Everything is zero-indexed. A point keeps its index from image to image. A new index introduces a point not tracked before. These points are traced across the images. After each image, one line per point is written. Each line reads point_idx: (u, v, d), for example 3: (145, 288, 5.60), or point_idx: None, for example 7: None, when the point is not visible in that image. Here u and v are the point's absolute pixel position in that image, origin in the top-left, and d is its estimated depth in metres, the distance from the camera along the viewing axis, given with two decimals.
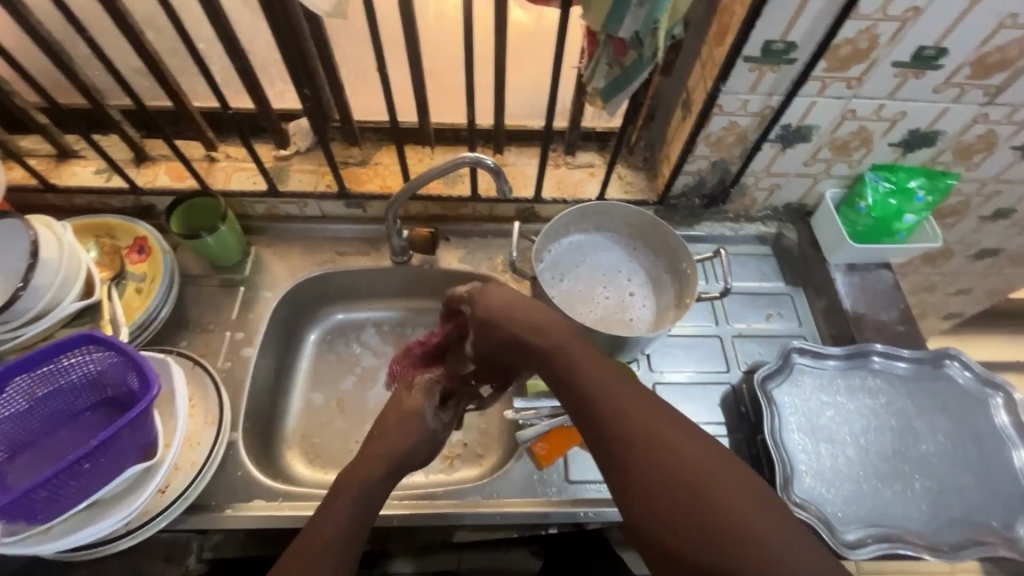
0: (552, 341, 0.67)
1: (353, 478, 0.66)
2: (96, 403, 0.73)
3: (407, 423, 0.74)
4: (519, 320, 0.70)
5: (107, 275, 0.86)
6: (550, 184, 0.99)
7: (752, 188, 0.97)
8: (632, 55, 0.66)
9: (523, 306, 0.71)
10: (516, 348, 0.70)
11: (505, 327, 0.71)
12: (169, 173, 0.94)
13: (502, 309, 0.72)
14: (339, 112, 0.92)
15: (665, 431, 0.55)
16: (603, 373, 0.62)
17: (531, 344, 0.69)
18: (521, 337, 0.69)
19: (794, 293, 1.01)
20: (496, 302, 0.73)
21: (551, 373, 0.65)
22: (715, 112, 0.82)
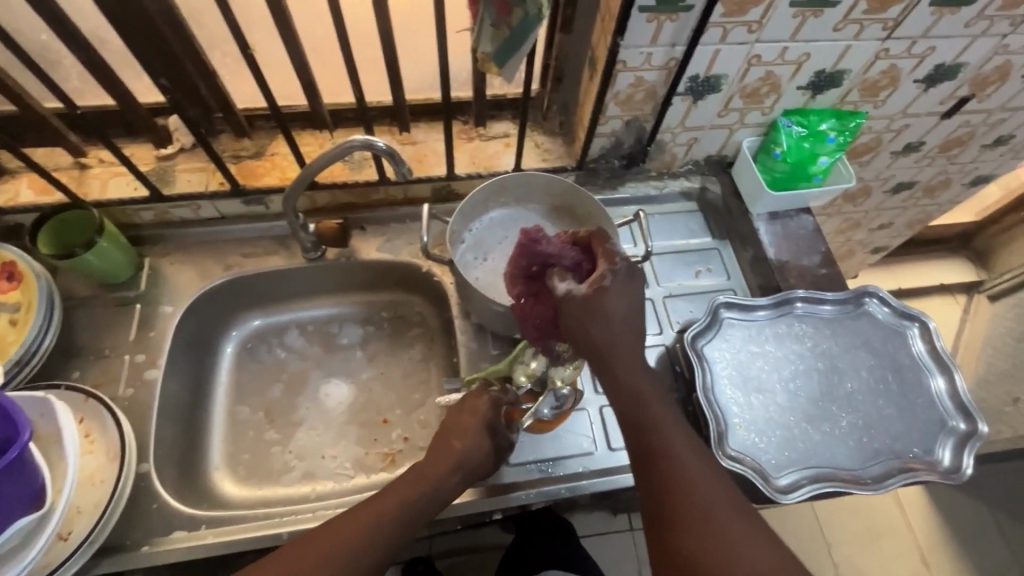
0: (631, 371, 0.63)
1: (422, 477, 0.66)
2: None
3: (474, 423, 0.72)
4: (623, 324, 0.62)
5: None
6: (463, 159, 0.94)
7: (670, 145, 0.95)
8: (518, 14, 0.61)
9: (631, 324, 0.63)
10: (606, 345, 0.62)
11: (617, 326, 0.62)
12: (32, 187, 0.84)
13: (622, 311, 0.62)
14: (218, 100, 0.83)
15: (717, 500, 0.57)
16: (675, 421, 0.62)
17: (621, 355, 0.63)
18: (618, 345, 0.63)
19: (721, 247, 1.01)
20: (624, 294, 0.63)
21: (621, 397, 0.63)
22: (620, 68, 0.78)
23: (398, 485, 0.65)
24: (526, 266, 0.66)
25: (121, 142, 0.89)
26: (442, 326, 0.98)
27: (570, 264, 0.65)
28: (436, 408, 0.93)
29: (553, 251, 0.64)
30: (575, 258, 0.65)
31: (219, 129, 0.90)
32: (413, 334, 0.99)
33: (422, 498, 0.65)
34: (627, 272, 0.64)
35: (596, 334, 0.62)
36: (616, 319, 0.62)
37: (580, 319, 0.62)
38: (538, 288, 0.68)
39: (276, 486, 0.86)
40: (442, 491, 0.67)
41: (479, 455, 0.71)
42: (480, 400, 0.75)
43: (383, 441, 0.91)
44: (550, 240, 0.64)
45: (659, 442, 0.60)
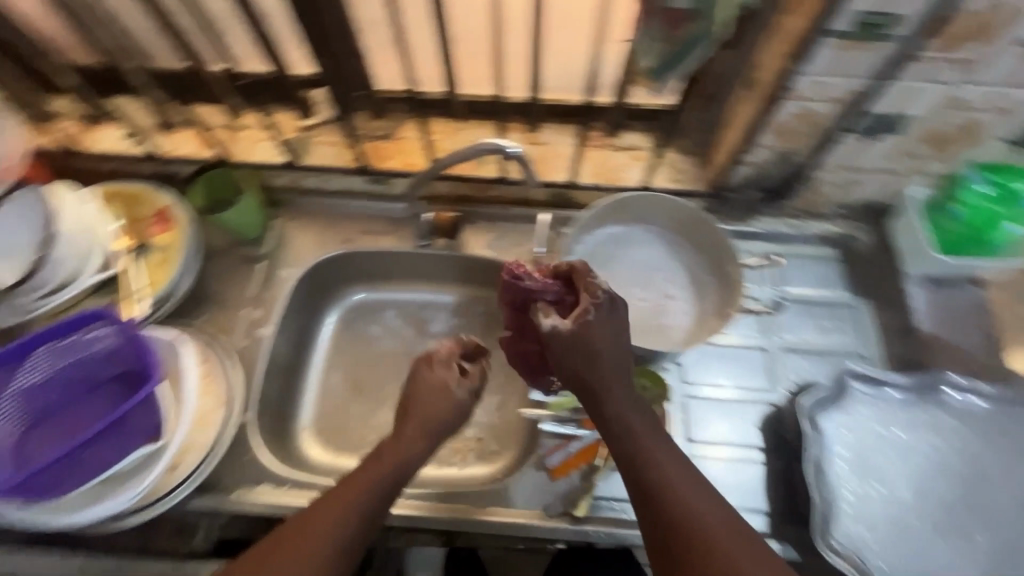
0: (622, 406, 0.63)
1: (388, 452, 0.65)
2: (114, 376, 0.73)
3: (440, 395, 0.70)
4: (610, 360, 0.63)
5: (131, 244, 0.86)
6: (586, 169, 0.91)
7: (822, 183, 0.85)
8: (688, 28, 0.56)
9: (618, 354, 0.64)
10: (595, 383, 0.63)
11: (603, 363, 0.62)
12: (193, 142, 0.92)
13: (608, 343, 0.63)
14: (363, 80, 0.86)
15: (721, 530, 0.55)
16: (669, 452, 0.61)
17: (612, 393, 0.63)
18: (604, 382, 0.63)
19: (858, 305, 0.89)
20: (609, 329, 0.63)
21: (618, 436, 0.63)
22: (786, 96, 0.70)
23: (371, 466, 0.63)
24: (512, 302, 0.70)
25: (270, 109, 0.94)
26: None
27: (551, 297, 0.68)
28: (514, 415, 0.92)
29: (534, 287, 0.68)
30: (553, 292, 0.68)
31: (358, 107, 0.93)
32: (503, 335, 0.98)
33: (395, 475, 0.63)
34: (609, 303, 0.64)
35: (582, 369, 0.62)
36: (601, 352, 0.62)
37: (567, 353, 0.62)
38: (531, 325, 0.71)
39: (353, 458, 0.89)
40: (413, 459, 0.66)
41: (447, 418, 0.69)
42: (438, 371, 0.72)
43: (457, 437, 0.91)
44: (532, 277, 0.69)
45: (655, 478, 0.59)
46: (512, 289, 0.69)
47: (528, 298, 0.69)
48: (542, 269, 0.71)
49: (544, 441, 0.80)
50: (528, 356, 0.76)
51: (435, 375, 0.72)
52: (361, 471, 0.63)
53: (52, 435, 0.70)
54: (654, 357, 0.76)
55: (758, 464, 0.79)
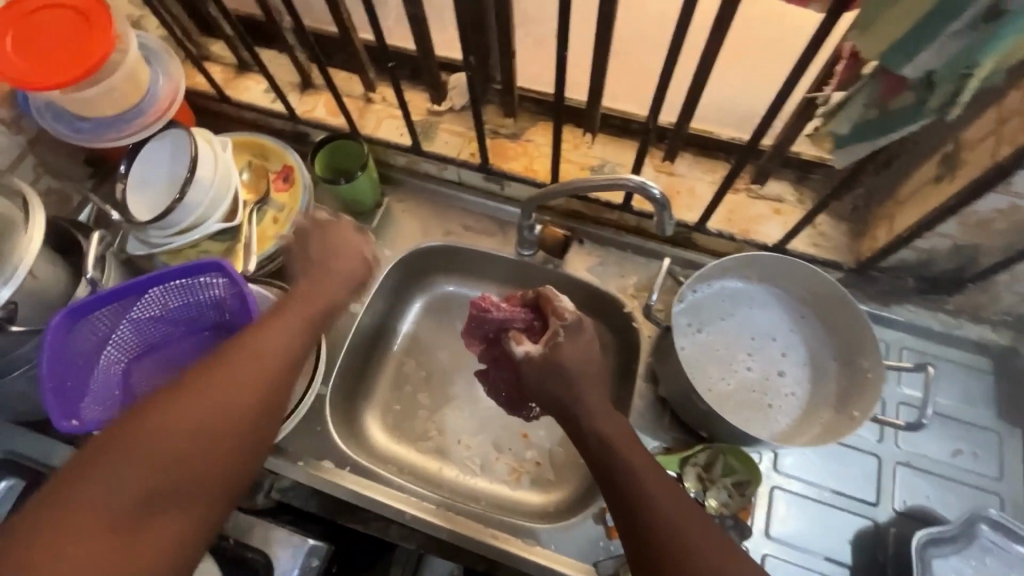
0: (594, 410, 0.62)
1: (308, 288, 0.69)
2: (215, 325, 0.76)
3: (347, 262, 0.74)
4: (577, 374, 0.64)
5: (253, 198, 0.89)
6: (720, 213, 0.82)
7: (1000, 289, 0.72)
8: (908, 101, 0.47)
9: (590, 368, 0.65)
10: (567, 399, 0.63)
11: (572, 376, 0.64)
12: (326, 107, 0.94)
13: (578, 362, 0.65)
14: (504, 77, 0.82)
15: (694, 528, 0.53)
16: (641, 455, 0.58)
17: (587, 408, 0.62)
18: (575, 394, 0.63)
19: (1005, 433, 0.76)
20: (573, 349, 0.66)
21: (593, 448, 0.60)
22: (994, 189, 0.58)
23: (292, 313, 0.64)
24: (481, 331, 0.76)
25: (404, 86, 0.93)
26: None
27: (520, 325, 0.74)
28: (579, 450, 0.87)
29: (503, 316, 0.74)
30: (522, 320, 0.74)
31: (490, 100, 0.89)
32: None
33: (315, 314, 0.66)
34: (578, 325, 0.68)
35: (556, 394, 0.64)
36: (574, 370, 0.64)
37: (541, 379, 0.66)
38: (505, 352, 0.76)
39: (412, 449, 0.89)
40: (330, 301, 0.69)
41: (347, 274, 0.73)
42: (338, 244, 0.75)
43: (516, 456, 0.88)
44: (499, 308, 0.75)
45: (626, 484, 0.56)
46: (480, 317, 0.75)
47: (502, 327, 0.75)
48: (510, 298, 0.77)
49: None
50: (502, 379, 0.80)
51: (340, 246, 0.75)
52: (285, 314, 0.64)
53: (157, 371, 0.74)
54: (753, 443, 0.69)
55: None
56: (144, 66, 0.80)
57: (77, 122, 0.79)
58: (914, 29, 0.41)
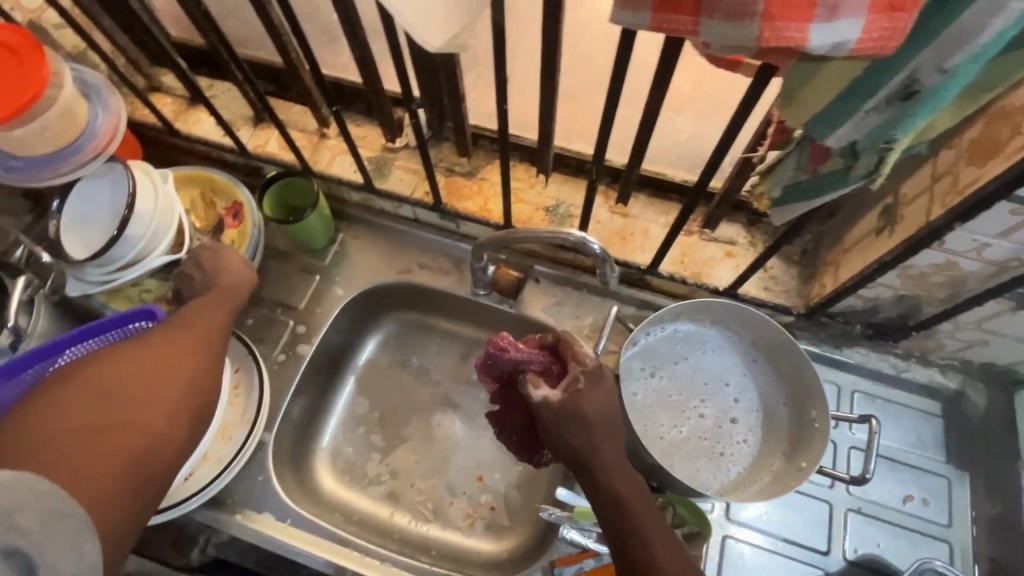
0: (614, 468, 0.57)
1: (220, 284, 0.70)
2: None
3: (239, 265, 0.73)
4: (599, 426, 0.58)
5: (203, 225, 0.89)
6: (672, 255, 0.81)
7: (943, 335, 0.72)
8: (836, 167, 0.47)
9: (610, 423, 0.58)
10: (588, 456, 0.57)
11: (596, 431, 0.57)
12: (279, 142, 0.92)
13: (601, 417, 0.58)
14: (454, 118, 0.81)
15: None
16: (651, 512, 0.56)
17: (605, 463, 0.57)
18: (597, 451, 0.57)
19: (954, 479, 0.76)
20: (593, 396, 0.58)
21: (603, 502, 0.56)
22: (931, 246, 0.58)
23: (205, 301, 0.68)
24: (495, 373, 0.65)
25: (360, 123, 0.92)
26: None
27: (538, 368, 0.62)
28: (534, 496, 0.85)
29: (519, 358, 0.62)
30: (540, 363, 0.62)
31: (444, 137, 0.88)
32: None
33: (229, 298, 0.69)
34: (599, 373, 0.60)
35: (575, 443, 0.57)
36: (595, 423, 0.57)
37: (558, 428, 0.58)
38: (520, 396, 0.66)
39: (363, 495, 0.86)
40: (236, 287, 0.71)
41: (244, 274, 0.73)
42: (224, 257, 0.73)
43: (470, 501, 0.85)
44: (516, 347, 0.63)
45: (636, 547, 0.53)
46: (491, 358, 0.64)
47: (515, 368, 0.64)
48: (527, 337, 0.66)
49: (558, 546, 0.74)
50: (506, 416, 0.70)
51: (229, 259, 0.73)
52: (201, 303, 0.67)
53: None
54: (702, 496, 0.68)
55: None
56: (82, 103, 0.77)
57: (11, 161, 0.76)
58: (834, 100, 0.40)
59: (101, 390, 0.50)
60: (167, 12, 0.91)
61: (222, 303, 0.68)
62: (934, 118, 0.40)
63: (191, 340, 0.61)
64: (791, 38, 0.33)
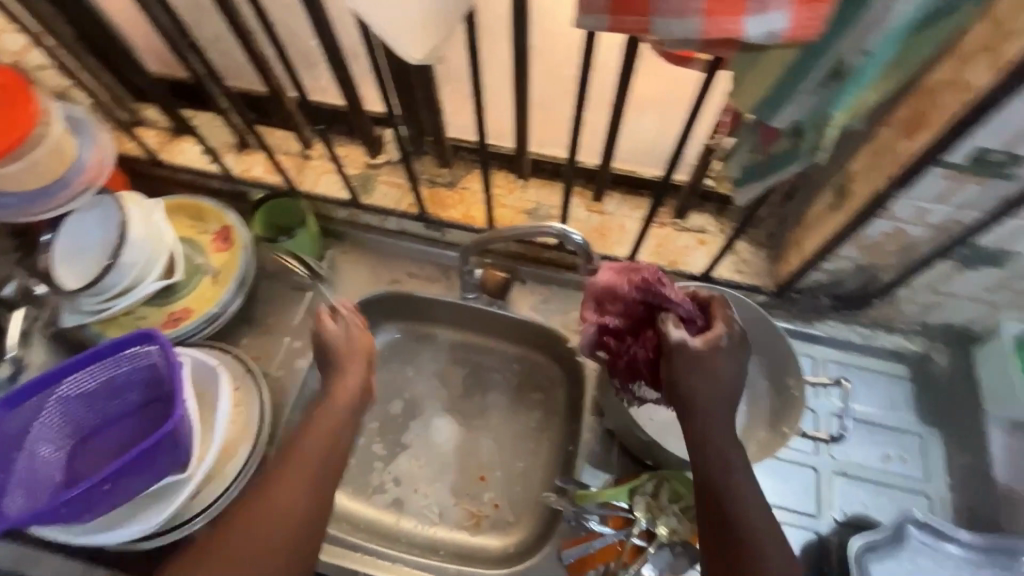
0: (721, 420, 0.60)
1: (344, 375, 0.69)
2: (142, 401, 0.74)
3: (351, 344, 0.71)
4: (726, 389, 0.60)
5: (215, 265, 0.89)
6: (648, 246, 0.86)
7: (903, 301, 0.78)
8: (785, 146, 0.52)
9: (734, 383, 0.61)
10: (704, 403, 0.59)
11: (720, 385, 0.60)
12: (264, 165, 0.95)
13: (730, 378, 0.60)
14: (434, 131, 0.86)
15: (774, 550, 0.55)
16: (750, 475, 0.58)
17: (712, 414, 0.59)
18: (713, 403, 0.60)
19: (924, 434, 0.81)
20: (727, 358, 0.61)
21: (703, 449, 0.58)
22: (879, 215, 0.64)
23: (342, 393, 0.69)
24: (636, 299, 0.66)
25: (342, 143, 0.95)
26: (569, 406, 0.90)
27: (684, 313, 0.64)
28: (536, 489, 0.87)
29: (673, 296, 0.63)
30: (687, 309, 0.64)
31: (424, 151, 0.92)
32: (534, 398, 0.92)
33: (357, 389, 0.69)
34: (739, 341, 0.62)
35: (697, 386, 0.60)
36: (722, 380, 0.60)
37: (686, 371, 0.60)
38: (646, 329, 0.67)
39: (368, 503, 0.87)
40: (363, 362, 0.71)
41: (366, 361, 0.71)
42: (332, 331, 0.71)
43: (473, 500, 0.87)
44: (670, 285, 0.64)
45: (728, 491, 0.57)
46: (635, 282, 0.65)
47: (658, 301, 0.65)
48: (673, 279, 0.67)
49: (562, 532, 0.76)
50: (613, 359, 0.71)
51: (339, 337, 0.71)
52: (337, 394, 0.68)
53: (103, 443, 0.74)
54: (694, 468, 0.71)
55: None
56: (70, 138, 0.78)
57: None
58: (780, 81, 0.45)
59: (242, 519, 0.60)
60: None
61: (349, 393, 0.68)
62: (862, 95, 0.46)
63: (322, 427, 0.66)
64: (729, 29, 0.38)
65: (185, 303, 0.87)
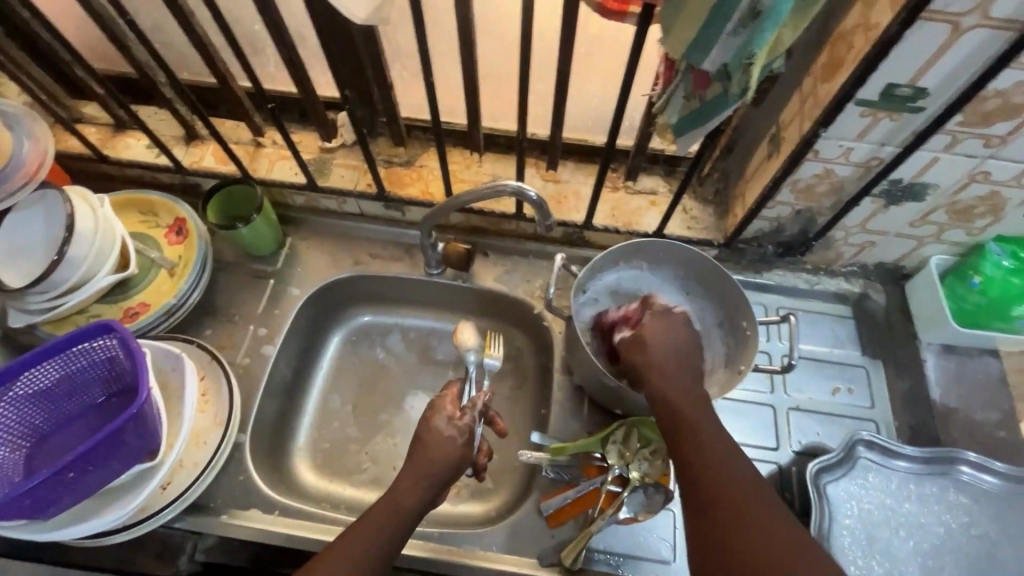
0: (670, 377, 0.64)
1: (425, 455, 0.65)
2: (102, 398, 0.72)
3: (447, 450, 0.65)
4: (673, 365, 0.65)
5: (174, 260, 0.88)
6: (603, 210, 0.89)
7: (839, 243, 0.84)
8: (715, 90, 0.56)
9: (679, 350, 0.66)
10: (645, 367, 0.65)
11: (655, 352, 0.66)
12: (215, 155, 0.93)
13: (664, 343, 0.67)
14: (387, 110, 0.87)
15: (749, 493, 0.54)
16: (712, 427, 0.60)
17: (661, 373, 0.64)
18: (656, 365, 0.65)
19: (871, 367, 0.86)
20: (666, 336, 0.67)
21: (661, 409, 0.62)
22: (809, 157, 0.69)
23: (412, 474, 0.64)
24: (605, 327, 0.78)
25: (294, 129, 0.95)
26: (539, 370, 0.92)
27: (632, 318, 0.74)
28: (513, 454, 0.89)
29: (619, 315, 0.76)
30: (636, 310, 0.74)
31: (379, 132, 0.93)
32: (504, 368, 0.94)
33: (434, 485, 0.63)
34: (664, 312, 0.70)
35: (635, 359, 0.67)
36: (656, 345, 0.66)
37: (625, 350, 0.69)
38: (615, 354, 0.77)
39: (346, 484, 0.86)
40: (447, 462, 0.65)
41: (451, 466, 0.65)
42: (437, 428, 0.67)
43: None
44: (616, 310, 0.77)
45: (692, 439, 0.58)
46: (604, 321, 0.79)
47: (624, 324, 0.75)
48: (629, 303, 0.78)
49: (540, 487, 0.78)
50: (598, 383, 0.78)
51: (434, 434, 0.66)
52: (408, 472, 0.64)
53: (61, 441, 0.71)
54: None
55: None
56: (5, 132, 0.75)
57: None
58: (707, 20, 0.48)
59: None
60: (84, 42, 0.91)
61: (415, 497, 0.62)
62: (779, 33, 0.50)
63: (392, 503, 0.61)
64: None
65: (141, 298, 0.86)
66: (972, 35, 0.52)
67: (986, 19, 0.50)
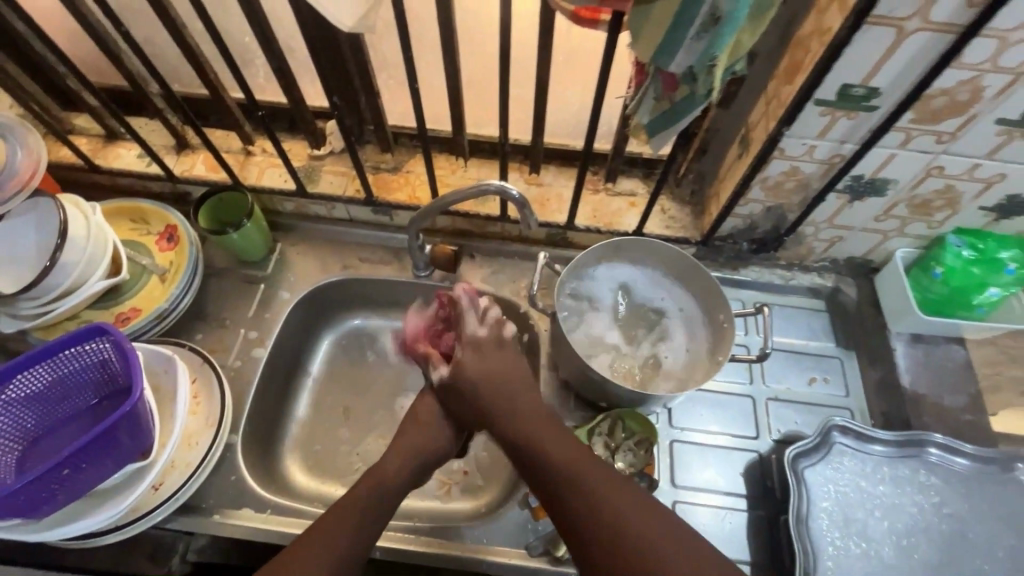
0: (502, 407, 0.70)
1: (411, 441, 0.73)
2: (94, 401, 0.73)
3: (431, 434, 0.74)
4: (500, 391, 0.71)
5: (165, 265, 0.90)
6: (585, 211, 0.93)
7: (810, 238, 0.88)
8: (684, 91, 0.59)
9: (501, 377, 0.72)
10: (478, 406, 0.72)
11: (483, 392, 0.71)
12: (205, 164, 0.95)
13: (483, 373, 0.73)
14: (374, 117, 0.90)
15: (588, 475, 0.62)
16: (548, 430, 0.67)
17: (492, 404, 0.70)
18: (486, 401, 0.71)
19: (845, 357, 0.90)
20: (479, 361, 0.74)
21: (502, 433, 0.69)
22: (776, 155, 0.73)
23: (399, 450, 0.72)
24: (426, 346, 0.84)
25: (283, 137, 0.97)
26: None
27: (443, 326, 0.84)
28: (502, 451, 0.90)
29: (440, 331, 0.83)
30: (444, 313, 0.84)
31: (367, 140, 0.96)
32: None
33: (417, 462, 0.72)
34: (488, 340, 0.75)
35: (467, 405, 0.73)
36: (484, 383, 0.72)
37: (450, 398, 0.75)
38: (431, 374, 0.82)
39: (337, 484, 0.87)
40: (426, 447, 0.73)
41: (433, 449, 0.74)
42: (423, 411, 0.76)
43: (442, 470, 0.89)
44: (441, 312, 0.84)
45: (529, 449, 0.66)
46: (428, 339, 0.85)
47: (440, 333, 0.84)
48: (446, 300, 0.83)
49: (529, 480, 0.80)
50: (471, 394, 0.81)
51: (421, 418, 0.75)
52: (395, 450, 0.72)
53: (53, 442, 0.72)
54: (645, 401, 0.76)
55: (741, 513, 0.79)
56: None
57: None
58: (671, 25, 0.52)
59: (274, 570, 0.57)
60: (75, 55, 0.94)
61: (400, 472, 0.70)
62: (739, 37, 0.53)
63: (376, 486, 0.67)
64: None
65: (132, 303, 0.87)
66: (916, 37, 0.56)
67: (927, 23, 0.55)
